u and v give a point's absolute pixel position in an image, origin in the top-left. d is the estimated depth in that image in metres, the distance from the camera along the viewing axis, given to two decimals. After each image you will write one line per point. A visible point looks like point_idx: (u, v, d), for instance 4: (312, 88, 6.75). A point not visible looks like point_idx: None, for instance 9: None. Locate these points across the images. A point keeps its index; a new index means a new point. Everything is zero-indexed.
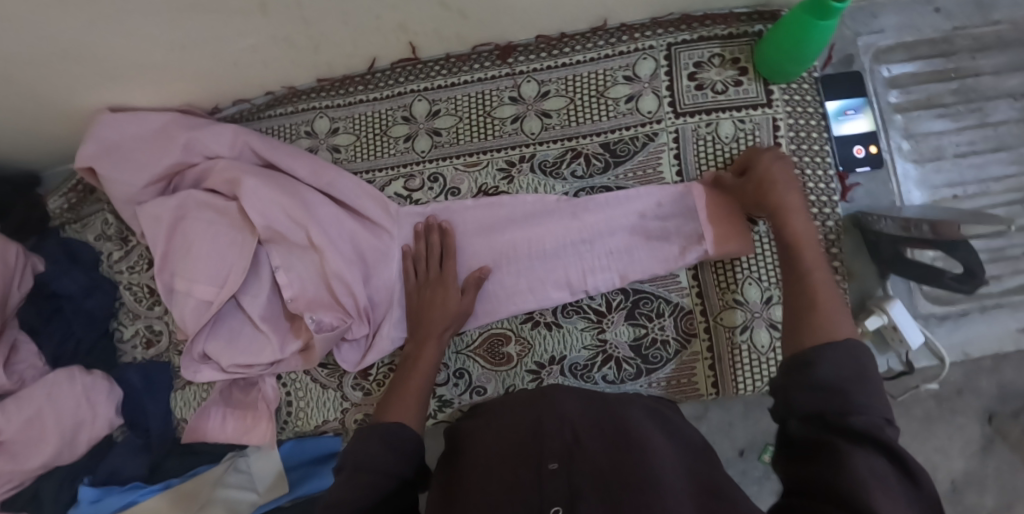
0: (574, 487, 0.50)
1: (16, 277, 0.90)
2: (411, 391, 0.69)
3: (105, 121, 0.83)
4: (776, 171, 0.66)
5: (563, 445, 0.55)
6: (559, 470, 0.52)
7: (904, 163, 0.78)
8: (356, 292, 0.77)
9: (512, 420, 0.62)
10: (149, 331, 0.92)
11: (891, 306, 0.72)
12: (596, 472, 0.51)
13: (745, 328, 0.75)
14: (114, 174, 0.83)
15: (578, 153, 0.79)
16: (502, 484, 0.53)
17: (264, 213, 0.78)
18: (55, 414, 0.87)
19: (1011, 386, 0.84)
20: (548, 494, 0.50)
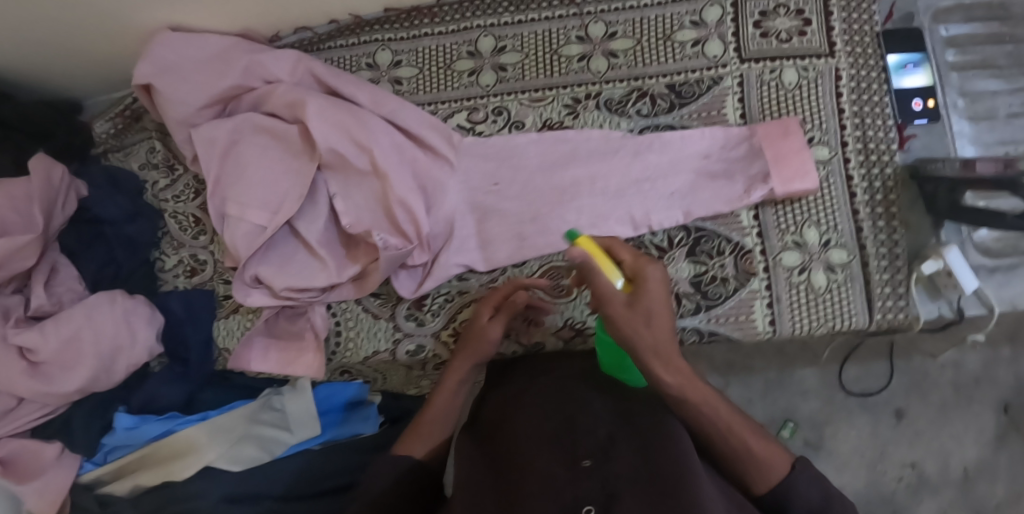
0: (607, 487, 0.52)
1: (58, 198, 0.87)
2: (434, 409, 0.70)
3: (163, 40, 0.81)
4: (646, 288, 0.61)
5: (600, 441, 0.57)
6: (594, 469, 0.54)
7: (960, 119, 0.80)
8: (418, 219, 0.77)
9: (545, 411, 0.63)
10: (193, 260, 0.91)
11: (947, 251, 0.74)
12: (630, 473, 0.53)
13: (804, 270, 0.76)
14: (170, 93, 0.81)
15: (644, 93, 0.80)
16: (536, 469, 0.55)
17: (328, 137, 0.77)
18: (94, 335, 0.84)
19: (1005, 381, 1.27)
20: (583, 493, 0.52)
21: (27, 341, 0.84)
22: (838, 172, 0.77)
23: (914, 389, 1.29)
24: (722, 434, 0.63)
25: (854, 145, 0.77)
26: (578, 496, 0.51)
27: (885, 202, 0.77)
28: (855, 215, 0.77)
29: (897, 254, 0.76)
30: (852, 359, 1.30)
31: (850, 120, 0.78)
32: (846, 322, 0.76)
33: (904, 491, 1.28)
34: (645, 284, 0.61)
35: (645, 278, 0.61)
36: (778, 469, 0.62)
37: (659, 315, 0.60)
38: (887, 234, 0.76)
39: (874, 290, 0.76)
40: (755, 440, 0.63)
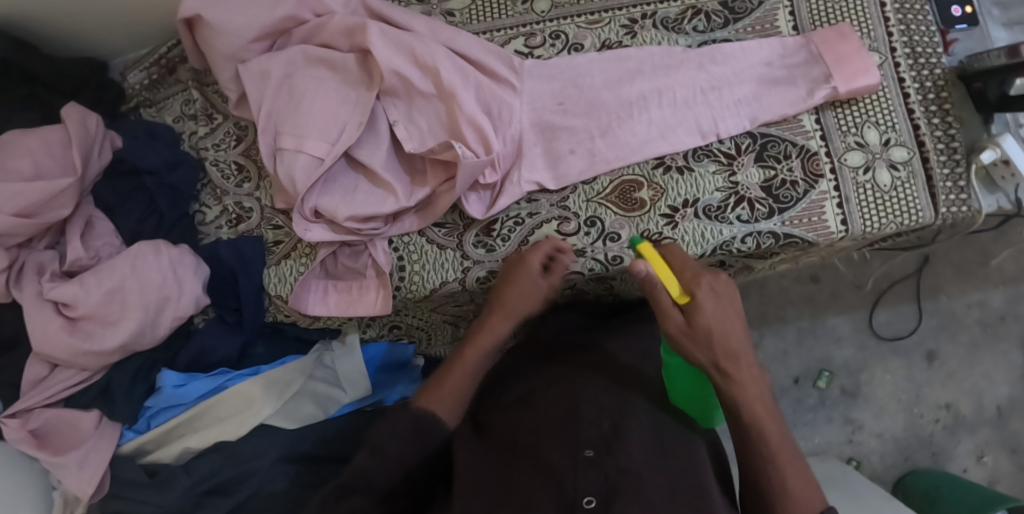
0: (607, 480, 0.60)
1: (94, 148, 0.83)
2: (453, 380, 0.75)
3: None
4: (713, 311, 0.67)
5: (599, 436, 0.66)
6: (594, 461, 0.62)
7: (996, 27, 0.84)
8: (489, 136, 0.76)
9: (554, 407, 0.71)
10: (238, 208, 0.87)
11: (1004, 140, 0.77)
12: (625, 470, 0.62)
13: (868, 169, 0.78)
14: (219, 26, 0.79)
15: (698, 10, 0.81)
16: (539, 467, 0.63)
17: (392, 61, 0.77)
18: (139, 283, 0.79)
19: None
20: (582, 485, 0.60)
21: (64, 296, 0.77)
22: (890, 75, 0.80)
23: (943, 329, 1.33)
24: (773, 466, 0.66)
25: (902, 49, 0.80)
26: (578, 486, 0.59)
27: (938, 100, 0.80)
28: (911, 114, 0.79)
29: (956, 148, 0.79)
30: (882, 302, 1.34)
31: (897, 27, 0.81)
32: (912, 217, 0.78)
33: (942, 432, 1.31)
34: (713, 299, 0.67)
35: (709, 296, 0.67)
36: (807, 501, 0.64)
37: (724, 329, 0.67)
38: (943, 130, 0.79)
39: (937, 185, 0.78)
40: (795, 477, 0.65)
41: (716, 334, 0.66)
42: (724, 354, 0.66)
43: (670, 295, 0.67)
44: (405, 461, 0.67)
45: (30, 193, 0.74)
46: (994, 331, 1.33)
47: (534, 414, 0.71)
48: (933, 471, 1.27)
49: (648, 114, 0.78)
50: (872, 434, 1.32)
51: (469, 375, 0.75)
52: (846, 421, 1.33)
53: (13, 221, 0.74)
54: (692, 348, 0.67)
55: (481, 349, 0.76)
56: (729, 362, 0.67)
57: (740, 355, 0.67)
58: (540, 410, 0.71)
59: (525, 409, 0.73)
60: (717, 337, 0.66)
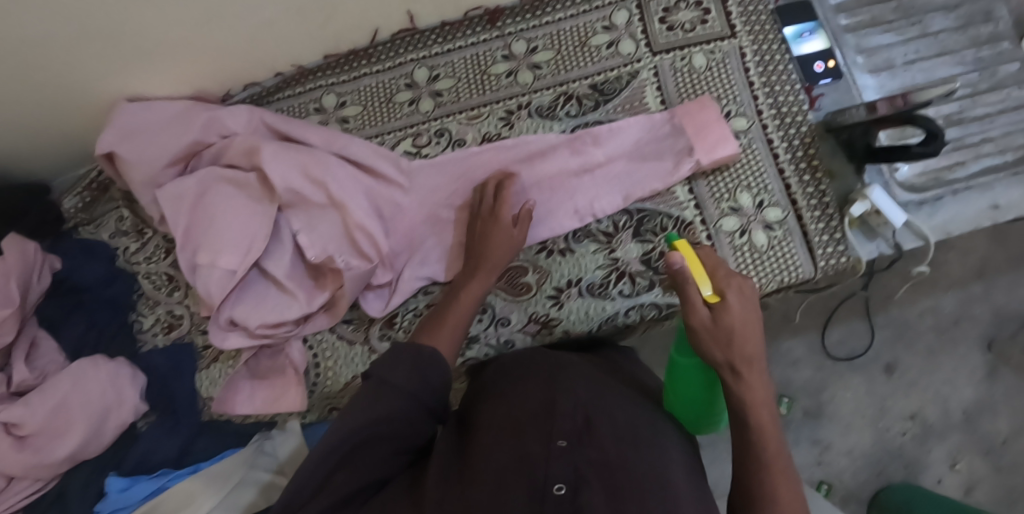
0: (577, 470, 0.54)
1: (34, 273, 0.91)
2: (450, 325, 0.70)
3: (123, 110, 0.86)
4: (743, 316, 0.60)
5: (577, 427, 0.59)
6: (567, 452, 0.55)
7: (862, 74, 0.86)
8: (379, 242, 0.82)
9: (527, 398, 0.63)
10: (170, 316, 0.94)
11: (872, 191, 0.79)
12: (602, 464, 0.55)
13: (744, 232, 0.81)
14: (132, 158, 0.87)
15: (570, 96, 0.86)
16: (510, 451, 0.56)
17: (289, 181, 0.83)
18: (80, 399, 0.86)
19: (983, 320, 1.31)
20: (553, 471, 0.53)
21: (12, 417, 0.85)
22: (758, 138, 0.83)
23: (900, 339, 1.31)
24: (759, 465, 0.59)
25: (768, 111, 0.84)
26: (549, 474, 0.53)
27: (806, 157, 0.83)
28: (782, 174, 0.82)
29: (827, 203, 0.81)
30: (834, 320, 1.32)
31: (761, 90, 0.84)
32: (792, 274, 0.80)
33: (910, 443, 1.28)
34: (743, 303, 0.61)
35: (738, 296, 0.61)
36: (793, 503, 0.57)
37: (747, 332, 0.60)
38: (814, 186, 0.82)
39: (814, 240, 0.81)
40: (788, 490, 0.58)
41: (738, 336, 0.60)
42: (742, 359, 0.59)
43: (698, 290, 0.61)
44: (399, 424, 0.58)
45: None
46: (950, 337, 1.31)
47: (512, 404, 0.63)
48: (906, 484, 1.23)
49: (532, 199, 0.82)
50: (841, 453, 1.29)
51: (460, 320, 0.71)
52: (812, 443, 1.29)
53: None
54: (710, 347, 0.61)
55: (471, 297, 0.73)
56: (745, 368, 0.60)
57: (758, 365, 0.61)
58: (517, 398, 0.63)
59: (499, 400, 0.65)
60: (736, 341, 0.60)
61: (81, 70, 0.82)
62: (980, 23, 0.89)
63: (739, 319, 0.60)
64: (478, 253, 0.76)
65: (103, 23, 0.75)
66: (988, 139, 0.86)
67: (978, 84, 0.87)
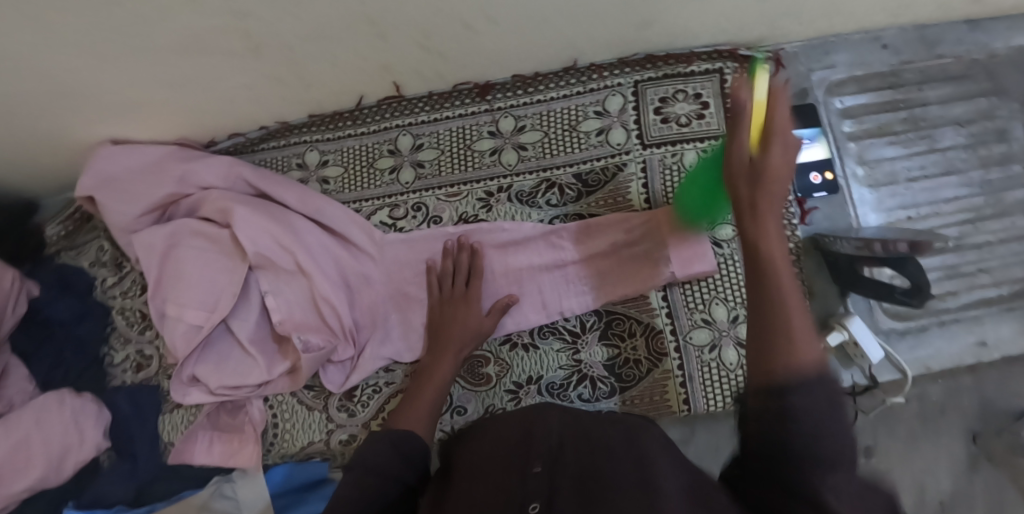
0: (554, 489, 0.47)
1: (9, 302, 0.92)
2: (422, 404, 0.68)
3: (102, 154, 0.87)
4: (776, 145, 0.52)
5: (548, 451, 0.53)
6: (543, 473, 0.49)
7: (860, 187, 0.82)
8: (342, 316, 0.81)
9: (506, 432, 0.60)
10: (140, 356, 0.95)
11: (851, 322, 0.76)
12: (580, 475, 0.48)
13: (714, 347, 0.79)
14: (109, 204, 0.87)
15: (553, 183, 0.83)
16: (490, 486, 0.50)
17: (261, 246, 0.82)
18: (43, 435, 0.88)
19: None
20: (530, 490, 0.47)
21: None
22: (741, 249, 0.80)
23: None
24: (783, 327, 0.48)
25: None
26: (525, 493, 0.47)
27: None
28: None
29: None
30: None
31: None
32: None
33: None
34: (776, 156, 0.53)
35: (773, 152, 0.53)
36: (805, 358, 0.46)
37: (782, 182, 0.52)
38: None
39: None
40: (805, 330, 0.48)
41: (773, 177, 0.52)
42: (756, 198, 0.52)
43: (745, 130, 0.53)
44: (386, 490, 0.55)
45: None
46: None
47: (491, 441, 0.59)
48: None
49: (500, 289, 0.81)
50: None
51: (432, 403, 0.69)
52: None
53: None
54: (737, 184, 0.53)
55: (434, 386, 0.70)
56: (765, 204, 0.52)
57: (784, 173, 0.52)
58: (494, 436, 0.59)
59: (478, 439, 0.61)
60: (758, 182, 0.52)
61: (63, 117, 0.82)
62: (993, 142, 0.83)
63: (776, 175, 0.52)
64: (443, 329, 0.76)
65: (81, 81, 0.74)
66: (985, 269, 0.81)
67: (982, 209, 0.82)
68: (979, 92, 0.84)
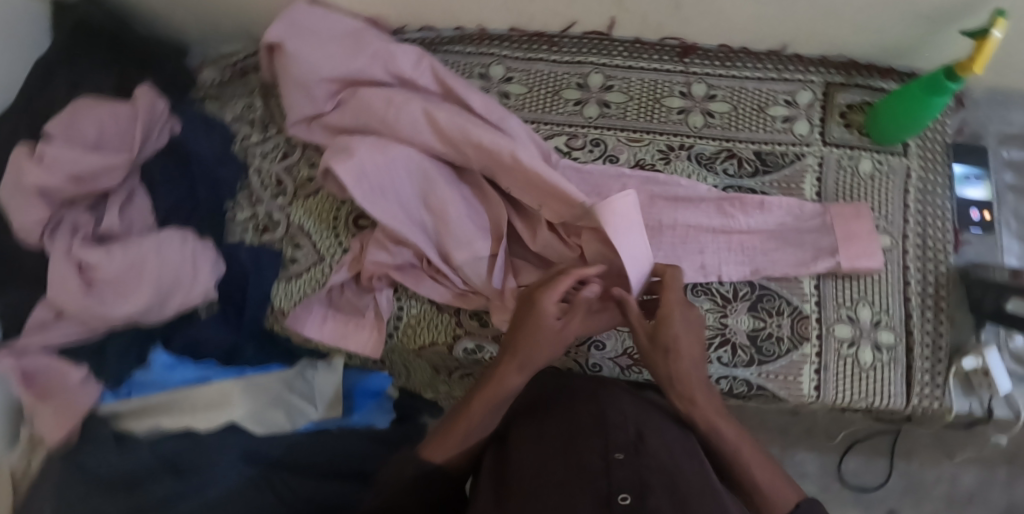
0: (640, 478, 0.57)
1: (154, 128, 0.90)
2: (463, 427, 0.66)
3: (299, 8, 0.86)
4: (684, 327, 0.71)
5: (628, 439, 0.63)
6: (625, 463, 0.59)
7: (1010, 237, 0.86)
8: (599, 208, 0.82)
9: (572, 413, 0.67)
10: (267, 218, 0.92)
11: (987, 351, 0.80)
12: (662, 475, 0.58)
13: (853, 344, 0.81)
14: (298, 55, 0.84)
15: (733, 154, 0.86)
16: (568, 466, 0.59)
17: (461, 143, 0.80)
18: (159, 263, 0.83)
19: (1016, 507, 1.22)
20: (615, 481, 0.57)
21: (89, 258, 0.82)
22: (896, 261, 0.83)
23: (909, 492, 1.23)
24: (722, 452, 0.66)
25: (914, 238, 0.84)
26: (614, 483, 0.56)
27: (934, 295, 0.83)
28: (907, 303, 0.82)
29: (940, 347, 0.82)
30: (853, 450, 1.25)
31: (914, 216, 0.84)
32: (884, 400, 0.81)
33: None
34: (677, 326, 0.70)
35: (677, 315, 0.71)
36: (789, 498, 0.61)
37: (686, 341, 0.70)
38: (933, 325, 0.82)
39: (915, 376, 0.81)
40: (761, 462, 0.64)
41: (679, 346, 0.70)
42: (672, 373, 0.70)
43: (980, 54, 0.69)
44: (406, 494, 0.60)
45: (87, 160, 0.81)
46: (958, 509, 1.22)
47: (559, 419, 0.67)
48: None
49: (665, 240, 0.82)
50: None
51: (477, 422, 0.66)
52: None
53: (66, 181, 0.81)
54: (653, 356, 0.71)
55: (485, 402, 0.67)
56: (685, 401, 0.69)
57: (684, 343, 0.70)
58: (565, 414, 0.67)
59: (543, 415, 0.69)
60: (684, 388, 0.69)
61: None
62: None
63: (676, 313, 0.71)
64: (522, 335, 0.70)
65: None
66: None
67: None
68: None
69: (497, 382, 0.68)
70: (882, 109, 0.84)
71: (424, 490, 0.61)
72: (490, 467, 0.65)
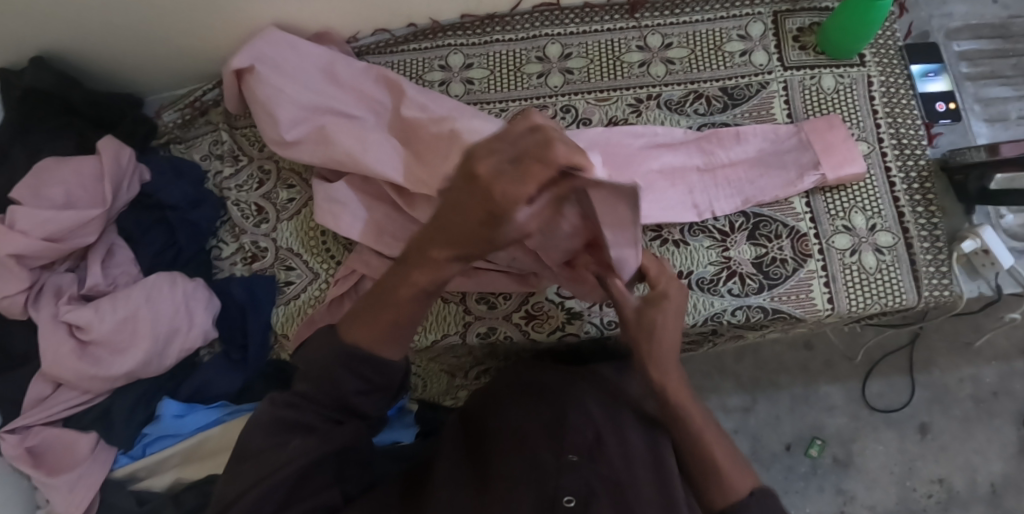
0: (590, 483, 0.57)
1: (124, 179, 0.89)
2: (386, 308, 0.59)
3: (272, 38, 0.87)
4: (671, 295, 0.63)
5: (587, 442, 0.62)
6: (578, 466, 0.59)
7: (978, 121, 0.89)
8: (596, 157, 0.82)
9: (537, 412, 0.67)
10: (254, 247, 0.91)
11: (982, 230, 0.81)
12: (613, 481, 0.58)
13: (855, 251, 0.82)
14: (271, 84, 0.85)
15: (700, 95, 0.88)
16: (522, 467, 0.59)
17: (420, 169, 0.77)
18: (152, 314, 0.83)
19: None
20: (564, 484, 0.56)
21: (78, 319, 0.81)
22: (877, 164, 0.85)
23: (936, 403, 1.24)
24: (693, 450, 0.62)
25: (889, 140, 0.86)
26: (561, 485, 0.56)
27: (922, 188, 0.84)
28: (897, 202, 0.84)
29: (938, 236, 0.83)
30: (874, 373, 1.26)
31: (884, 119, 0.87)
32: (897, 299, 0.81)
33: (935, 509, 1.20)
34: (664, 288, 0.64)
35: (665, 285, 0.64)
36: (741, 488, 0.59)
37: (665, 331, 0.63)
38: (926, 218, 0.83)
39: (921, 269, 0.82)
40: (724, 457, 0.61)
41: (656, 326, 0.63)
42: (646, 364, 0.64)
43: None
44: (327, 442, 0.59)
45: (60, 220, 0.80)
46: (986, 407, 1.24)
47: (522, 418, 0.67)
48: None
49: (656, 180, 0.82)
50: (863, 506, 1.21)
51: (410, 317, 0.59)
52: (836, 492, 1.22)
53: (42, 245, 0.80)
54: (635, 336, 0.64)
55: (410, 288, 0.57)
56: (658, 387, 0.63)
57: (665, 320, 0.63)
58: (529, 413, 0.67)
59: (505, 413, 0.68)
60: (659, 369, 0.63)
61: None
62: None
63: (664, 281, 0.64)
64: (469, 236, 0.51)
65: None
66: None
67: None
68: None
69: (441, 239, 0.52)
70: (834, 22, 0.85)
71: (364, 367, 0.59)
72: (446, 459, 0.65)
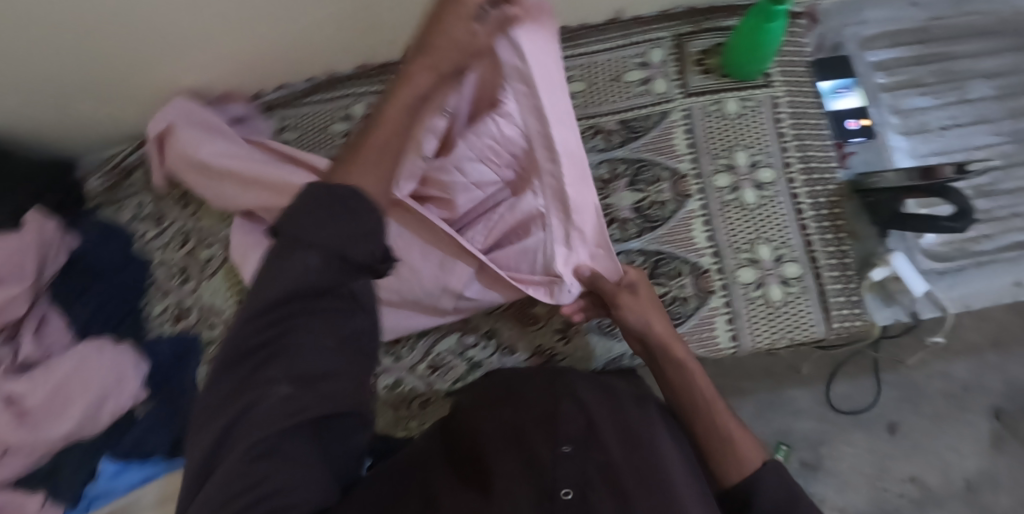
0: (587, 477, 0.47)
1: (52, 250, 0.92)
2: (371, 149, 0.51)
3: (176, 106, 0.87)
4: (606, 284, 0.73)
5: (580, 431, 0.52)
6: (575, 456, 0.48)
7: (895, 135, 0.85)
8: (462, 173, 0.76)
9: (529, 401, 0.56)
10: (179, 307, 0.94)
11: (894, 256, 0.77)
12: (609, 470, 0.48)
13: (760, 284, 0.80)
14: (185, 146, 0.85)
15: (599, 130, 0.86)
16: (515, 456, 0.49)
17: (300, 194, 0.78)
18: (83, 381, 0.86)
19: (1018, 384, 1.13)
20: (560, 474, 0.46)
21: (15, 389, 0.85)
22: (784, 191, 0.82)
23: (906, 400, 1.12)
24: (691, 392, 0.70)
25: (796, 164, 0.83)
26: (556, 475, 0.46)
27: (831, 214, 0.81)
28: (805, 230, 0.81)
29: (847, 263, 0.80)
30: (840, 374, 1.13)
31: (791, 143, 0.83)
32: (805, 332, 0.79)
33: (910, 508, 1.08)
34: None
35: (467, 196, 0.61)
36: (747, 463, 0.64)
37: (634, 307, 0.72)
38: (836, 246, 0.80)
39: (830, 299, 0.79)
40: (707, 385, 0.70)
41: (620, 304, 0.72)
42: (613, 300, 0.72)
43: None
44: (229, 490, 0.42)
45: None
46: None
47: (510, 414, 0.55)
48: None
49: (460, 181, 0.76)
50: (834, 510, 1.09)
51: (390, 140, 0.52)
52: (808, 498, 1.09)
53: None
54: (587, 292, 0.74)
55: (402, 106, 0.53)
56: (627, 296, 0.73)
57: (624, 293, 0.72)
58: (517, 404, 0.56)
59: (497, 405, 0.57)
60: (661, 347, 0.71)
61: (104, 56, 0.81)
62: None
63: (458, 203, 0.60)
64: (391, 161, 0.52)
65: (131, 11, 0.73)
66: (1018, 213, 0.83)
67: (1013, 156, 0.84)
68: (1007, 47, 0.86)
69: (381, 118, 0.52)
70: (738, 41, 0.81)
71: (340, 210, 0.44)
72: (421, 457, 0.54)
